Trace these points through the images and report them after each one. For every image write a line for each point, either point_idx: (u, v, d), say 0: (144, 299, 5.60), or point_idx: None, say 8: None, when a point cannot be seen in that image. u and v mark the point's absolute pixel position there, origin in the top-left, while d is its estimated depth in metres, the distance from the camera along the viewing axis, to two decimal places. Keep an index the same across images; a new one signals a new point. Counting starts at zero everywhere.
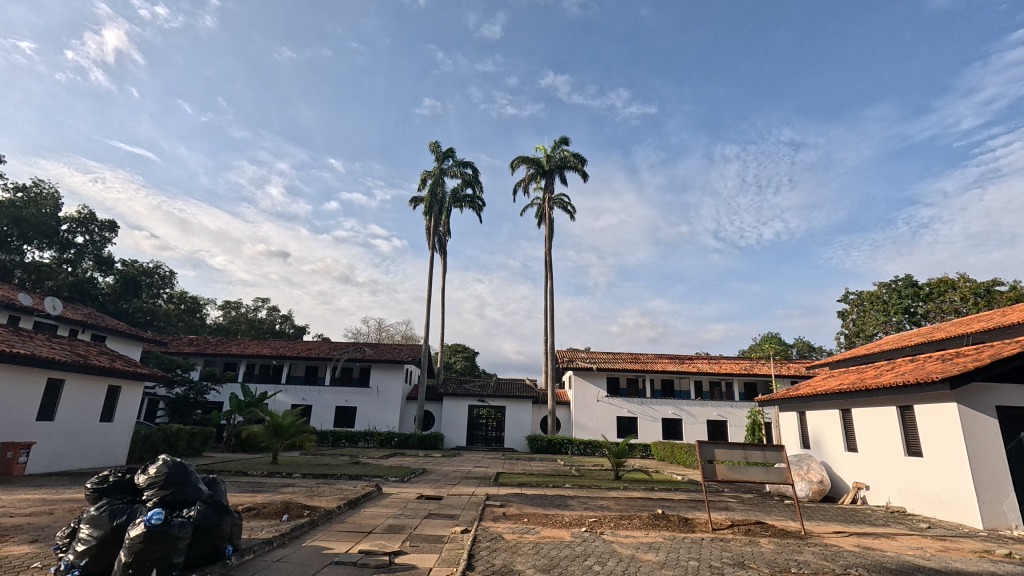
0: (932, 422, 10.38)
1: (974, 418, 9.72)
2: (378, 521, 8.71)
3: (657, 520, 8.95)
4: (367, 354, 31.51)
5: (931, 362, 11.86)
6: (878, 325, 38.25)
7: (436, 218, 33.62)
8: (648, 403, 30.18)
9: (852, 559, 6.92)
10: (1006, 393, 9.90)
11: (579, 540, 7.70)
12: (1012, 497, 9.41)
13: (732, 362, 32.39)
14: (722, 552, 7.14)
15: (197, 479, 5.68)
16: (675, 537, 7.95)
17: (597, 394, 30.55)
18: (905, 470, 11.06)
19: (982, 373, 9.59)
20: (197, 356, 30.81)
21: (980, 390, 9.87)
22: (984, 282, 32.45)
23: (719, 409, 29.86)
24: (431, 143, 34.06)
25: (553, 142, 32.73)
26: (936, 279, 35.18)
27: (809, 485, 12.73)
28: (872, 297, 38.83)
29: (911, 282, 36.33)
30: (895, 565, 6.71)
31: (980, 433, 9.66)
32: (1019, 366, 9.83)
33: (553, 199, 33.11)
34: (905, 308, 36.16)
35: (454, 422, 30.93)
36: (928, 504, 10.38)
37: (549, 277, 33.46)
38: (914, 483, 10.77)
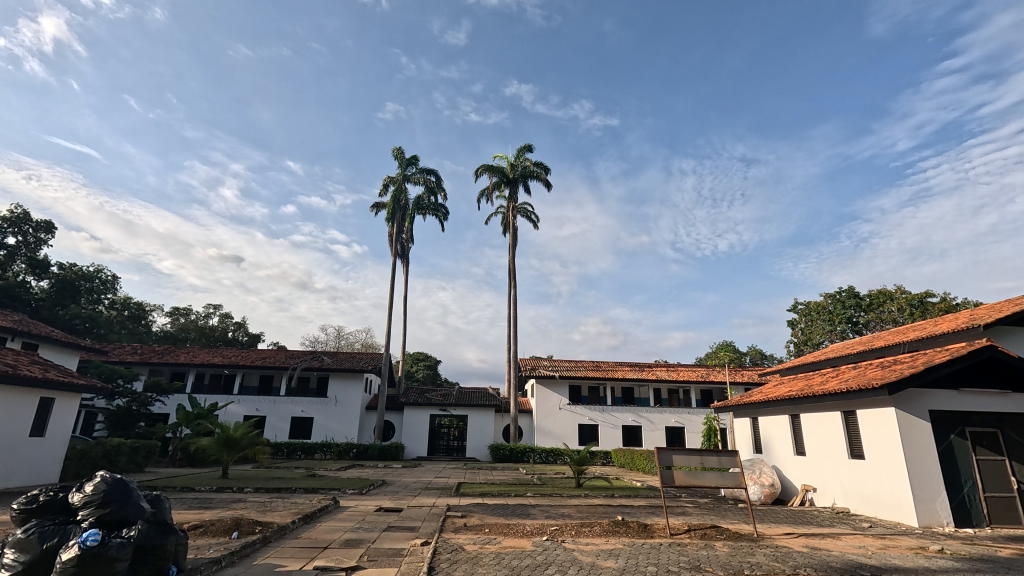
0: (873, 426, 10.97)
1: (911, 421, 10.34)
2: (335, 535, 8.46)
3: (616, 527, 9.07)
4: (325, 363, 30.64)
5: (872, 369, 12.50)
6: (824, 334, 40.24)
7: (398, 225, 33.20)
8: (609, 411, 30.58)
9: (801, 560, 7.21)
10: (938, 397, 10.58)
11: (539, 548, 7.70)
12: (944, 496, 10.04)
13: (690, 370, 33.30)
14: (679, 556, 7.28)
15: (140, 497, 5.36)
16: (635, 543, 8.09)
17: (559, 402, 30.80)
18: (849, 471, 11.63)
19: (917, 379, 10.18)
20: (141, 366, 29.26)
21: (915, 396, 10.52)
22: (918, 294, 34.93)
23: (677, 416, 30.49)
24: (394, 148, 33.62)
25: (516, 151, 32.96)
26: (875, 291, 37.44)
27: (762, 489, 13.20)
28: (818, 308, 40.83)
29: (853, 293, 38.54)
30: (840, 564, 7.02)
31: (916, 436, 10.27)
32: (950, 371, 10.49)
33: (517, 208, 33.30)
34: (848, 317, 38.27)
35: (414, 432, 30.42)
36: (870, 504, 10.93)
37: (512, 285, 33.62)
38: (857, 485, 11.34)
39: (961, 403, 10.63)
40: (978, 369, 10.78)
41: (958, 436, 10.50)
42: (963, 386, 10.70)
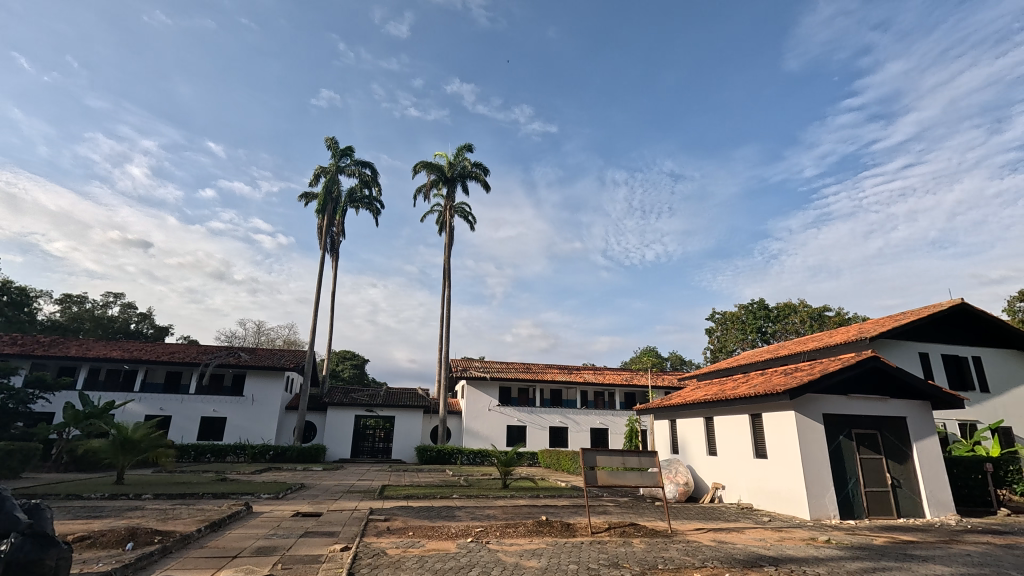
0: (775, 428, 11.93)
1: (807, 424, 11.36)
2: (246, 543, 7.95)
3: (541, 527, 9.22)
4: (242, 359, 28.76)
5: (776, 376, 13.59)
6: (737, 342, 43.27)
7: (329, 217, 31.87)
8: (537, 412, 31.09)
9: (708, 553, 7.71)
10: (831, 401, 11.70)
11: (464, 550, 7.66)
12: (832, 492, 11.13)
13: (615, 373, 34.58)
14: (599, 554, 7.53)
15: (14, 508, 4.76)
16: (557, 542, 8.25)
17: (488, 403, 30.89)
18: (754, 470, 12.59)
19: (814, 386, 11.19)
20: (22, 359, 25.97)
21: (812, 400, 11.56)
22: (818, 308, 38.58)
23: (602, 417, 31.53)
24: (328, 138, 32.27)
25: (455, 150, 32.72)
26: (782, 303, 40.89)
27: (677, 487, 13.95)
28: (733, 317, 43.84)
29: (763, 305, 41.83)
30: (743, 555, 7.58)
31: (811, 438, 11.29)
32: (841, 379, 11.63)
33: (454, 208, 33.06)
34: (758, 327, 41.46)
35: (338, 434, 29.30)
36: (770, 500, 11.90)
37: (446, 284, 33.32)
38: (760, 482, 12.30)
39: (849, 408, 11.80)
40: (864, 377, 12.02)
41: (845, 438, 11.67)
42: (851, 392, 11.89)
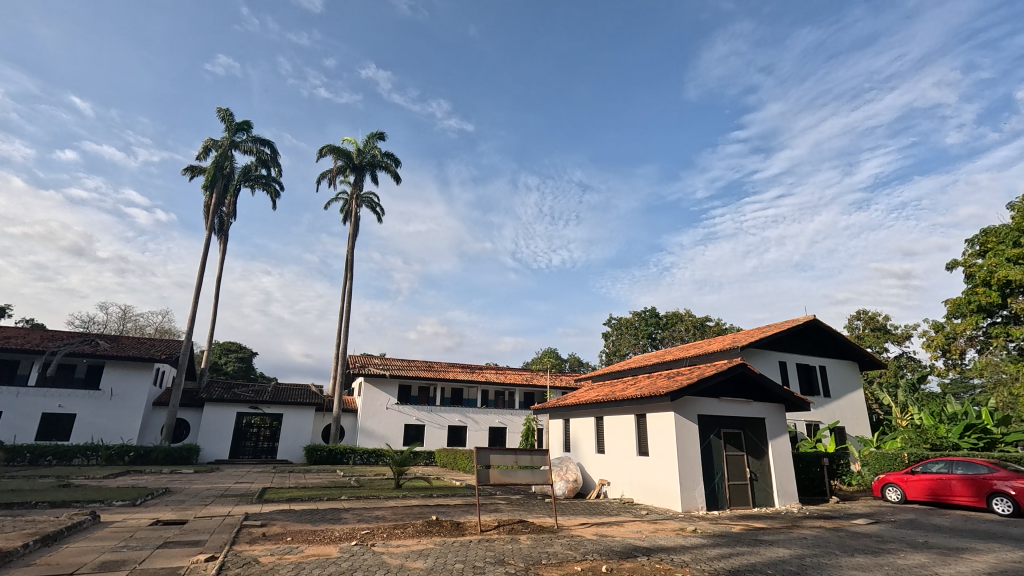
0: (656, 428, 12.85)
1: (684, 424, 12.37)
2: (87, 558, 6.93)
3: (430, 527, 9.10)
4: (101, 348, 25.24)
5: (660, 379, 14.63)
6: (630, 347, 46.16)
7: (218, 195, 29.05)
8: (437, 411, 30.76)
9: (589, 547, 8.09)
10: (705, 403, 12.85)
11: (346, 555, 7.32)
12: (701, 485, 12.22)
13: (516, 373, 35.26)
14: (485, 552, 7.59)
15: None
16: (446, 542, 8.19)
17: (386, 401, 30.01)
18: (635, 467, 13.46)
19: (691, 389, 12.20)
20: None
21: (689, 402, 12.61)
22: (701, 318, 42.88)
23: (500, 417, 31.96)
24: (221, 108, 29.42)
25: (365, 137, 31.43)
26: (670, 312, 44.57)
27: (566, 484, 14.51)
28: (627, 323, 46.72)
29: (654, 313, 45.16)
30: (620, 548, 8.05)
31: (686, 436, 12.31)
32: (714, 383, 12.80)
33: (362, 197, 31.73)
34: (649, 333, 44.70)
35: (215, 433, 26.78)
36: (649, 494, 12.80)
37: (348, 276, 31.87)
38: (641, 478, 13.19)
39: (719, 409, 13.04)
40: (733, 382, 13.35)
41: (715, 437, 12.87)
42: (722, 394, 13.14)
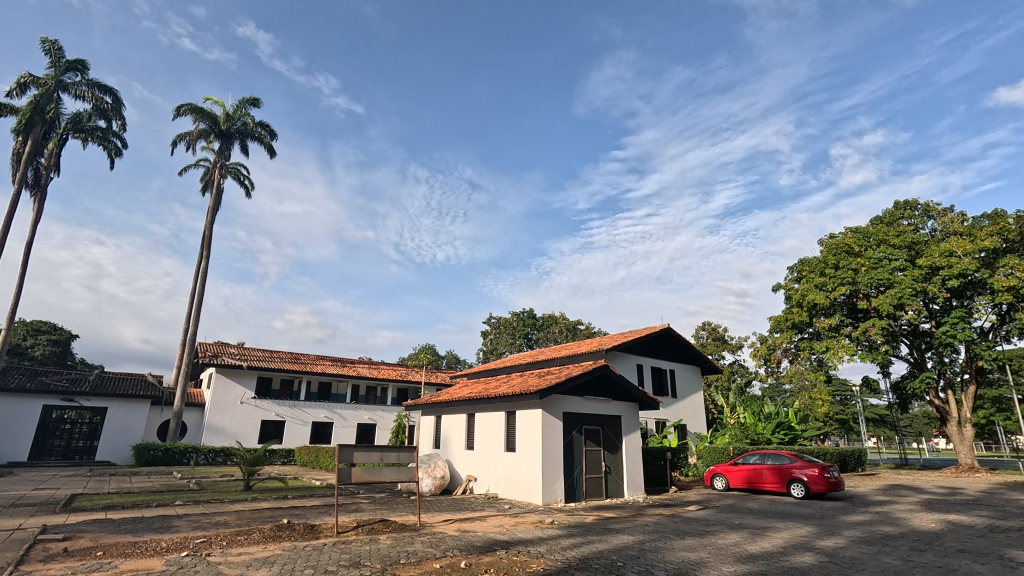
0: (524, 424, 13.28)
1: (549, 421, 12.94)
2: None
3: (280, 531, 8.39)
4: None
5: (531, 378, 15.17)
6: (506, 346, 47.45)
7: (35, 143, 24.03)
8: (300, 406, 28.66)
9: (450, 543, 8.08)
10: (570, 401, 13.57)
11: (173, 568, 6.43)
12: (561, 479, 12.90)
13: (391, 369, 34.26)
14: (340, 554, 7.19)
15: None
16: (296, 546, 7.59)
17: (241, 395, 27.24)
18: (502, 462, 13.79)
19: (559, 387, 12.81)
20: None
21: (555, 400, 13.22)
22: (573, 321, 45.89)
23: (371, 413, 30.77)
24: (47, 39, 24.42)
25: (236, 102, 28.29)
26: (546, 314, 46.95)
27: (433, 481, 14.41)
28: (506, 323, 47.99)
29: (532, 314, 47.21)
30: (480, 542, 8.17)
31: (550, 432, 12.90)
32: (579, 382, 13.58)
33: (228, 167, 28.50)
34: (525, 333, 46.70)
35: (10, 430, 22.10)
36: (513, 488, 13.21)
37: (204, 254, 28.38)
38: (506, 473, 13.55)
39: (583, 407, 13.87)
40: (596, 382, 14.27)
41: (577, 433, 13.68)
42: (586, 393, 14.00)
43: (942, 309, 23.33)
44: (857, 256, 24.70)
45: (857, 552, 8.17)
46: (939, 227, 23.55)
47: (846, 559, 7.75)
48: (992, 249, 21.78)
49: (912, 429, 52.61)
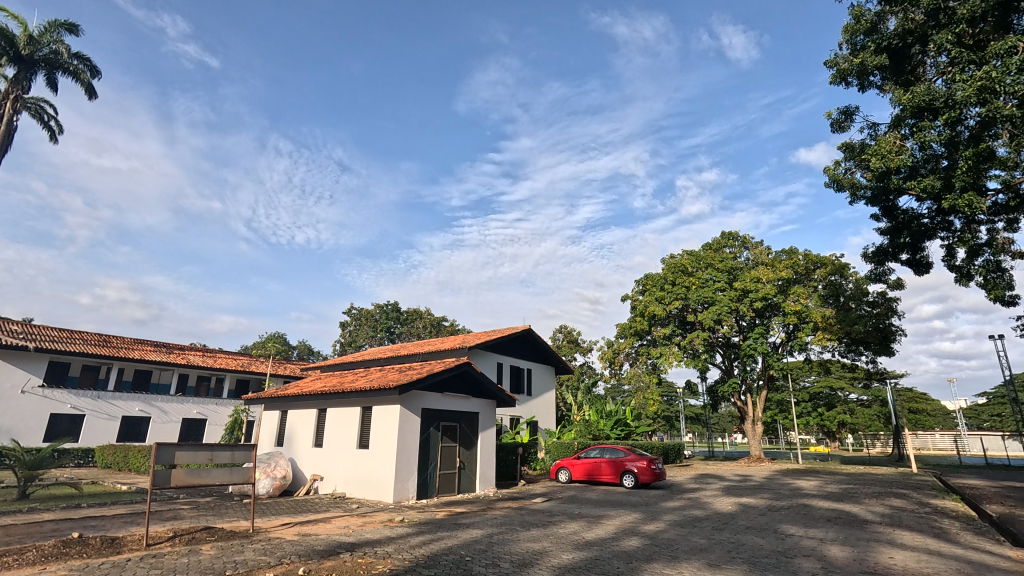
0: (380, 421, 12.80)
1: (407, 417, 12.65)
2: None
3: (67, 548, 6.93)
4: None
5: (391, 373, 14.70)
6: (366, 338, 45.60)
7: None
8: (107, 398, 24.17)
9: (288, 549, 7.43)
10: (430, 398, 13.43)
11: None
12: (414, 476, 12.70)
13: (230, 358, 30.66)
14: (149, 571, 6.16)
15: None
16: (87, 565, 6.32)
17: (23, 382, 22.05)
18: (353, 460, 13.14)
19: (420, 383, 12.59)
20: None
21: (415, 396, 12.97)
22: (438, 317, 45.72)
23: (200, 407, 27.15)
24: None
25: (45, 23, 23.01)
26: (411, 308, 46.10)
27: (272, 482, 13.16)
28: (368, 315, 46.14)
29: (396, 307, 45.99)
30: (323, 546, 7.65)
31: (407, 428, 12.62)
32: (441, 379, 13.50)
33: (25, 101, 23.03)
34: (388, 327, 45.29)
35: None
36: (362, 487, 12.67)
37: None
38: (356, 471, 12.96)
39: (443, 404, 13.83)
40: (457, 379, 14.31)
41: (434, 429, 13.59)
42: (447, 390, 13.98)
43: (748, 325, 27.85)
44: (690, 275, 28.34)
45: (672, 534, 9.37)
46: (751, 257, 28.03)
47: (664, 541, 8.80)
48: (787, 279, 26.58)
49: (719, 426, 62.14)
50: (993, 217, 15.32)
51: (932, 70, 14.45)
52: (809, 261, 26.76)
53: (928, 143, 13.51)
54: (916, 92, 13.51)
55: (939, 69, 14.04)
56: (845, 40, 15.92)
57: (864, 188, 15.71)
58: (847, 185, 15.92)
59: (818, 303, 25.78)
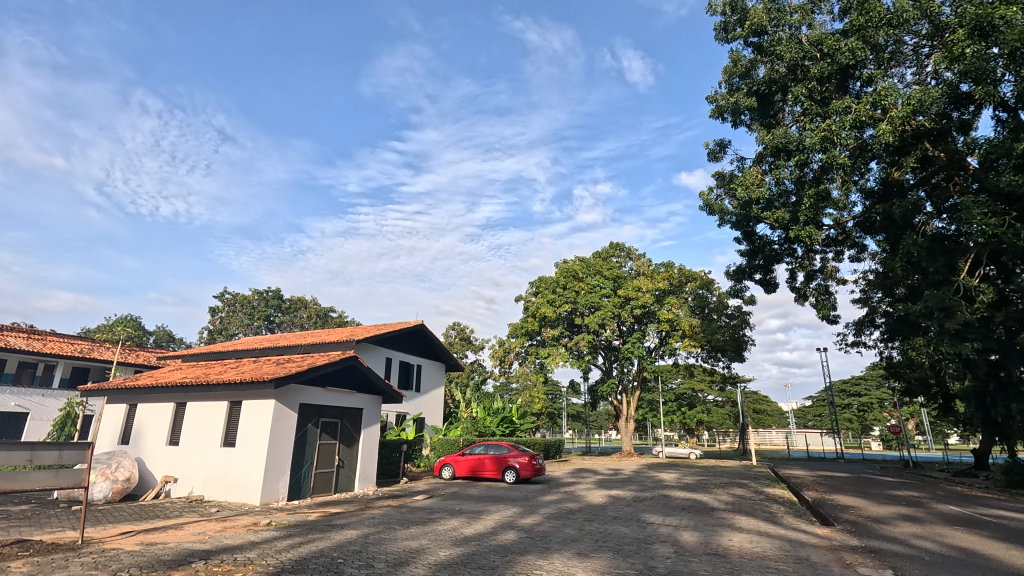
0: (250, 417, 11.77)
1: (283, 413, 11.79)
2: None
3: None
4: None
5: (267, 364, 13.61)
6: (240, 327, 41.82)
7: None
8: None
9: (126, 561, 6.53)
10: (309, 392, 12.65)
11: None
12: (286, 476, 11.87)
13: (64, 342, 26.21)
14: None
15: None
16: None
17: None
18: (215, 460, 11.93)
19: (299, 376, 11.81)
20: None
21: (293, 391, 12.14)
22: (324, 308, 43.30)
23: (21, 398, 22.87)
24: None
25: None
26: (295, 297, 43.17)
27: (111, 485, 11.50)
28: (244, 301, 42.38)
29: (278, 295, 42.77)
30: (171, 556, 6.83)
31: (282, 425, 11.76)
32: (323, 373, 12.77)
33: None
34: (267, 316, 41.92)
35: None
36: (225, 489, 11.58)
37: None
38: (219, 471, 11.80)
39: (324, 399, 13.10)
40: (341, 374, 13.64)
41: (312, 426, 12.84)
42: (329, 384, 13.26)
43: (628, 330, 30.02)
44: (580, 280, 29.83)
45: (547, 527, 9.79)
46: (634, 267, 30.20)
47: (540, 533, 9.16)
48: (663, 289, 29.12)
49: (596, 424, 66.34)
50: (825, 248, 18.15)
51: (789, 117, 16.72)
52: (683, 275, 29.51)
53: (782, 179, 15.64)
54: (776, 135, 15.55)
55: (794, 117, 16.30)
56: (724, 79, 17.84)
57: (730, 213, 17.75)
58: (717, 210, 17.86)
59: (686, 313, 28.61)
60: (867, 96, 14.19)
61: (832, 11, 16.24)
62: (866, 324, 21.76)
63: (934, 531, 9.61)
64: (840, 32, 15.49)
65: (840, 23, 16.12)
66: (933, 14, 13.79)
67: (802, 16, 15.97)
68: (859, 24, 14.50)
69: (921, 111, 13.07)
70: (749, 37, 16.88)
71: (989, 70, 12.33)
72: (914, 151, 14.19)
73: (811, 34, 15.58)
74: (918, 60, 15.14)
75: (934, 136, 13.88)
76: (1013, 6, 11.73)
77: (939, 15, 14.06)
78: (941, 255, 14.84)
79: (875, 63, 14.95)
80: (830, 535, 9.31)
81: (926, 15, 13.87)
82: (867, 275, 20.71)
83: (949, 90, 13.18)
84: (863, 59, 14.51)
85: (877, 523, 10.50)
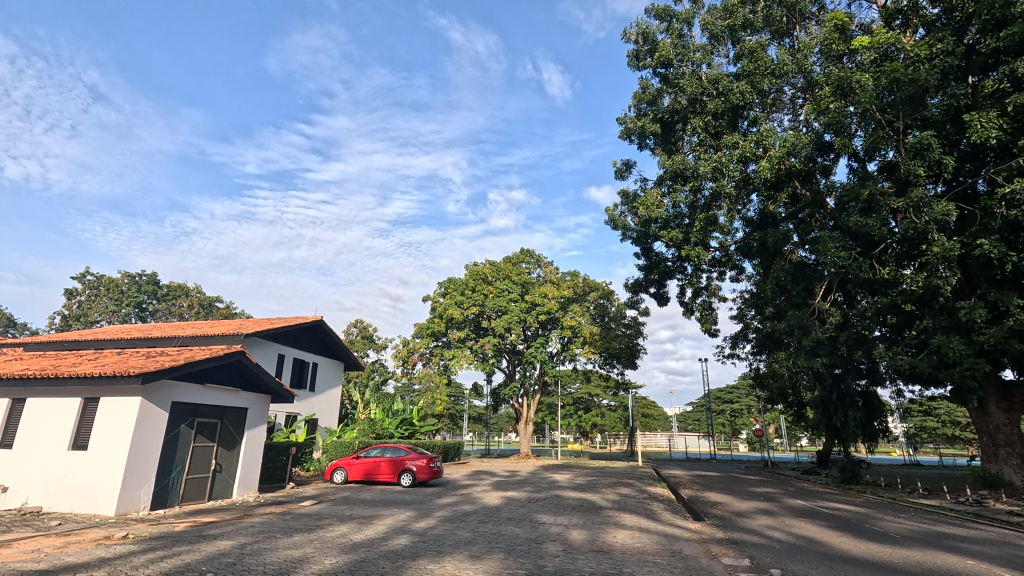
0: (109, 416, 10.36)
1: (150, 412, 10.53)
2: None
3: None
4: None
5: (133, 357, 12.04)
6: (103, 313, 36.76)
7: None
8: None
9: None
10: (184, 389, 11.42)
11: None
12: (150, 483, 10.59)
13: None
14: None
15: None
16: None
17: None
18: (60, 465, 10.35)
19: (173, 371, 10.64)
20: None
21: (164, 387, 10.88)
22: (209, 297, 39.45)
23: None
24: None
25: None
26: (174, 283, 38.99)
27: None
28: (110, 284, 37.40)
29: (153, 279, 38.27)
30: None
31: (149, 426, 10.50)
32: (202, 368, 11.59)
33: None
34: (138, 302, 37.29)
35: None
36: (71, 498, 10.10)
37: None
38: (64, 479, 10.26)
39: (201, 397, 11.91)
40: (225, 370, 12.49)
41: (186, 426, 11.61)
42: (209, 381, 12.08)
43: (532, 335, 30.74)
44: (489, 284, 30.02)
45: (440, 531, 9.66)
46: (542, 274, 31.09)
47: (433, 537, 9.05)
48: (567, 297, 30.29)
49: (497, 426, 67.06)
50: (711, 268, 20.00)
51: (687, 146, 18.20)
52: (586, 284, 30.95)
53: (678, 203, 17.05)
54: (675, 160, 16.85)
55: (691, 146, 17.80)
56: (633, 104, 19.01)
57: (632, 230, 18.88)
58: (620, 225, 18.96)
59: (588, 320, 29.96)
60: (752, 135, 15.86)
61: (729, 55, 17.99)
62: (741, 337, 24.26)
63: (785, 522, 10.93)
64: (733, 75, 17.20)
65: (733, 66, 17.91)
66: (808, 70, 15.72)
67: (703, 55, 17.52)
68: (749, 71, 16.19)
69: (794, 153, 14.86)
70: (658, 68, 18.15)
71: (847, 124, 14.34)
72: (786, 188, 16.05)
73: (710, 73, 17.14)
74: (794, 108, 17.26)
75: (802, 177, 15.89)
76: (867, 73, 13.75)
77: (812, 72, 16.06)
78: (802, 280, 16.94)
79: (759, 107, 16.77)
80: (700, 529, 10.22)
81: (802, 70, 15.78)
82: (743, 294, 23.14)
83: (816, 137, 15.13)
84: (751, 102, 16.20)
85: (739, 516, 11.74)
